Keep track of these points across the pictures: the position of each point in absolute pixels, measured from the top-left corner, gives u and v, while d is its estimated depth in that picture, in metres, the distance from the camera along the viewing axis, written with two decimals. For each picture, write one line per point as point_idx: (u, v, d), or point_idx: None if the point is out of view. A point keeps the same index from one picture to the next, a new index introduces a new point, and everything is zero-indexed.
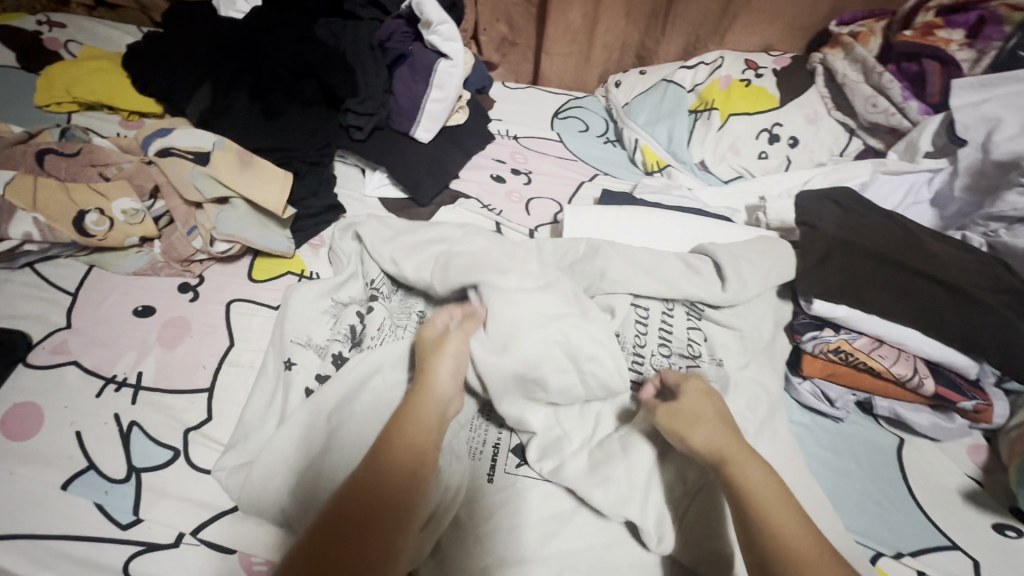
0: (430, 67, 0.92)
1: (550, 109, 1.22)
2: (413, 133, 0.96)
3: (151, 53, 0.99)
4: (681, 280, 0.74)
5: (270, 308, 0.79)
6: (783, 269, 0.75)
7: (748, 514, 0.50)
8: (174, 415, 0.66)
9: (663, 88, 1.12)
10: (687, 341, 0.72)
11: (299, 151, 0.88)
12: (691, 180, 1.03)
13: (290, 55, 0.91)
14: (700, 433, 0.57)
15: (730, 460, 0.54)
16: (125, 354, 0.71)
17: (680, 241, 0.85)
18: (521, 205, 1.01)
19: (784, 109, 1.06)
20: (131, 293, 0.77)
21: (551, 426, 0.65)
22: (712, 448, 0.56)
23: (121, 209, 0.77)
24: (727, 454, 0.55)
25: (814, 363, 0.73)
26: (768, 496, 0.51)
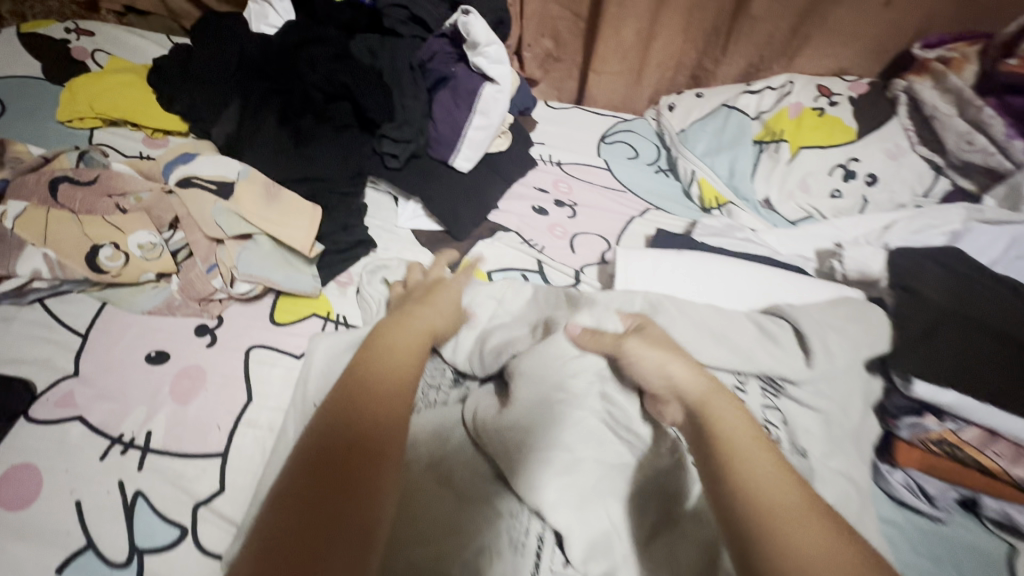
0: (474, 91, 0.84)
1: (595, 132, 1.13)
2: (453, 162, 0.89)
3: (180, 68, 0.93)
4: (757, 350, 0.65)
5: (292, 357, 0.72)
6: (874, 340, 0.65)
7: (717, 450, 0.45)
8: (184, 485, 0.60)
9: (723, 114, 1.03)
10: (763, 422, 0.62)
11: (330, 181, 0.82)
12: (755, 221, 0.93)
13: (324, 75, 0.85)
14: (679, 365, 0.54)
15: (707, 401, 0.50)
16: (134, 410, 0.64)
17: (751, 297, 0.75)
18: (565, 241, 0.92)
19: (861, 142, 0.95)
20: (144, 337, 0.71)
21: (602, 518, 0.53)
22: (691, 386, 0.52)
23: (137, 243, 0.71)
24: (705, 396, 0.50)
25: (910, 451, 0.63)
26: (739, 441, 0.45)
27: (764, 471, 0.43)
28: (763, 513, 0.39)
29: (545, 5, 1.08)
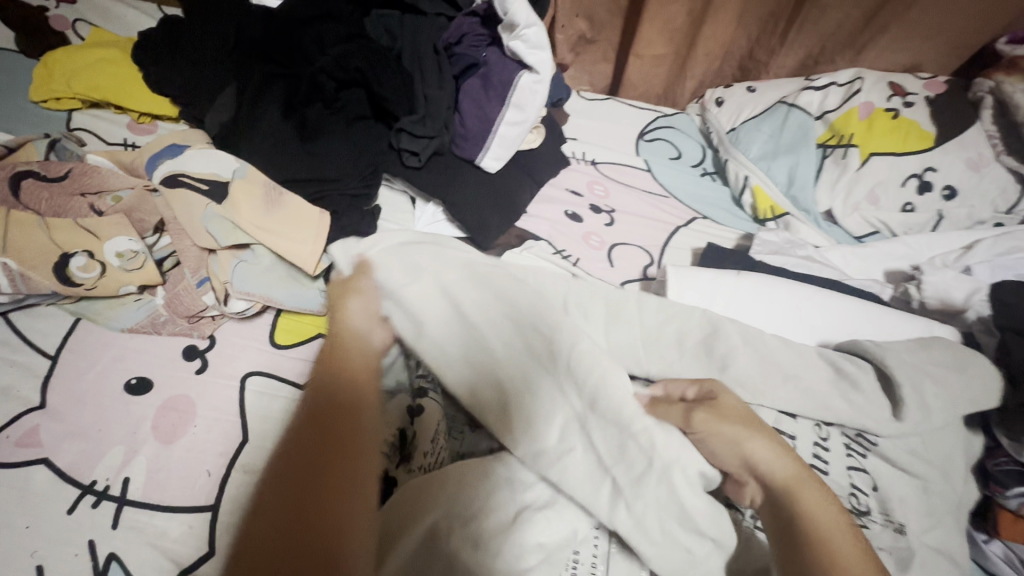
0: (510, 81, 0.72)
1: (633, 127, 1.02)
2: (479, 161, 0.77)
3: (166, 42, 0.81)
4: (833, 396, 0.54)
5: (294, 388, 0.62)
6: (980, 395, 0.55)
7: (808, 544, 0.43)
8: (165, 546, 0.50)
9: (783, 112, 0.91)
10: (849, 489, 0.53)
11: (340, 182, 0.71)
12: (817, 237, 0.83)
13: (335, 59, 0.72)
14: (759, 445, 0.48)
15: (797, 486, 0.46)
16: (109, 451, 0.55)
17: (822, 331, 0.65)
18: (602, 253, 0.82)
19: (940, 149, 0.84)
20: (123, 360, 0.61)
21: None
22: (781, 470, 0.46)
23: (115, 251, 0.61)
24: (795, 481, 0.46)
25: (1017, 525, 0.54)
26: (826, 523, 0.43)
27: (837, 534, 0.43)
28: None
29: None
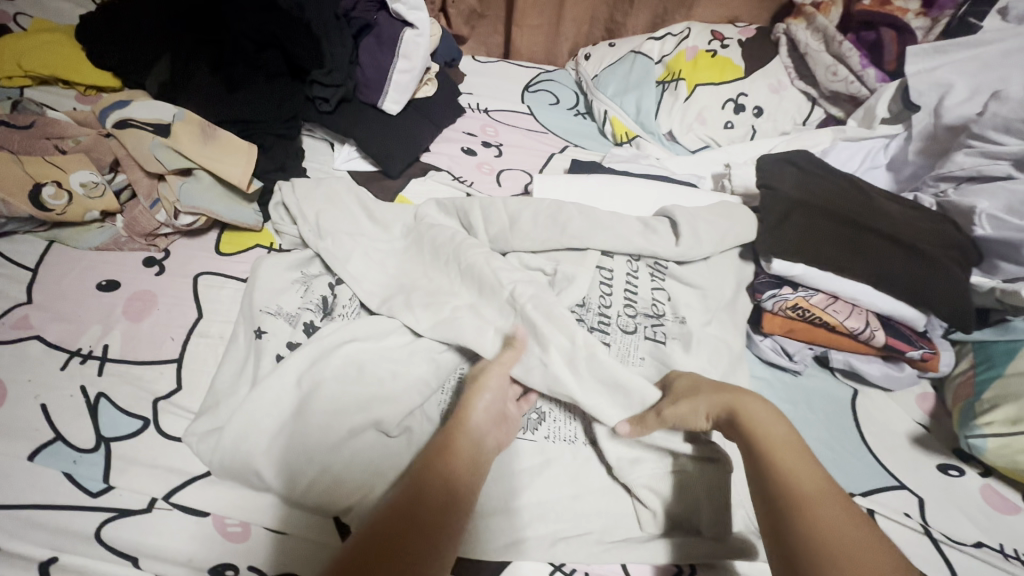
0: (396, 36, 0.92)
1: (520, 82, 1.22)
2: (380, 105, 0.96)
3: (106, 22, 0.95)
4: (638, 237, 0.76)
5: (239, 280, 0.78)
6: (741, 232, 0.78)
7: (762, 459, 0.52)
8: (142, 384, 0.66)
9: (631, 59, 1.13)
10: (652, 301, 0.74)
11: (264, 122, 0.88)
12: (660, 151, 1.05)
13: (251, 24, 0.89)
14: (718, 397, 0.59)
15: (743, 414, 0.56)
16: (90, 328, 0.70)
17: (646, 207, 0.86)
18: (492, 177, 1.01)
19: (748, 78, 1.08)
20: (94, 268, 0.76)
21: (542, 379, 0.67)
22: (722, 408, 0.57)
23: (79, 182, 0.76)
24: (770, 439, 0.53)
25: (774, 321, 0.76)
26: (780, 443, 0.52)
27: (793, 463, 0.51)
28: (806, 507, 0.47)
29: None
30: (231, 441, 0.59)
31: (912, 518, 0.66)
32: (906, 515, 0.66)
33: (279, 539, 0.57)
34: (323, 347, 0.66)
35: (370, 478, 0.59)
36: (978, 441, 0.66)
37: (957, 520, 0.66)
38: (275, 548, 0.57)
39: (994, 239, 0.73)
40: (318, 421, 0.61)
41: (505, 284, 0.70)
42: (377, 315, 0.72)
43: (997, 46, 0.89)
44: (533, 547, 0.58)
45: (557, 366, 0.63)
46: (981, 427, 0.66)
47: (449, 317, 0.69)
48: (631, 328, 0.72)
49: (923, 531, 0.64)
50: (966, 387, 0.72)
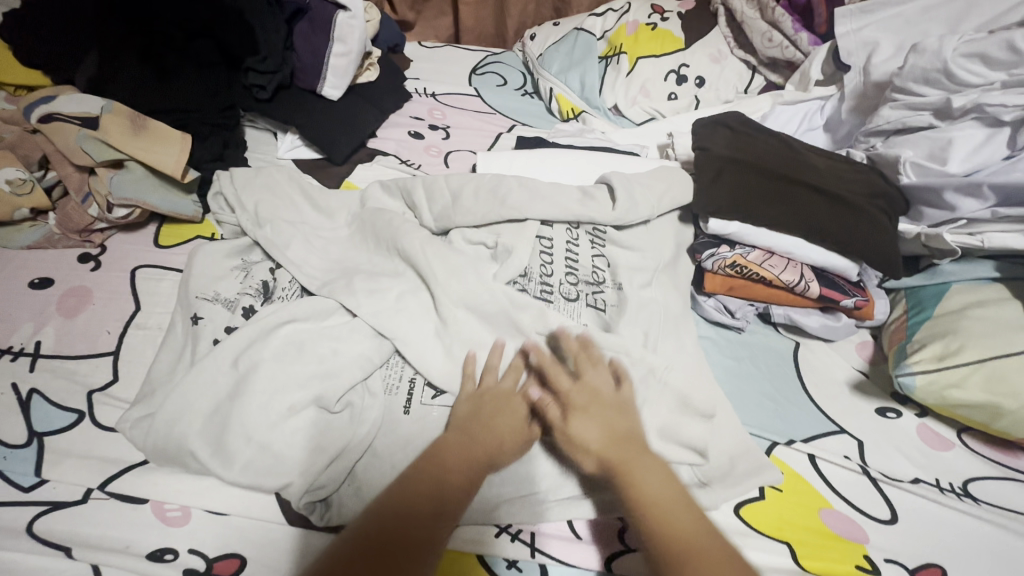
0: (329, 20, 0.92)
1: (468, 66, 1.22)
2: (320, 91, 0.96)
3: (30, 20, 0.93)
4: (576, 205, 0.77)
5: (178, 271, 0.77)
6: (677, 194, 0.79)
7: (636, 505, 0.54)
8: (77, 378, 0.65)
9: (574, 36, 1.14)
10: (593, 268, 0.75)
11: (198, 112, 0.86)
12: (606, 125, 1.06)
13: (181, 14, 0.88)
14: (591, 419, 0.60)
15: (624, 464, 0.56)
16: (22, 326, 0.69)
17: (588, 177, 0.87)
18: (439, 158, 1.01)
19: (689, 50, 1.09)
20: (27, 267, 0.75)
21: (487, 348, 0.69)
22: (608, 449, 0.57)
23: (5, 179, 0.74)
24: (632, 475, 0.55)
25: (714, 280, 0.77)
26: (661, 498, 0.54)
27: (655, 486, 0.55)
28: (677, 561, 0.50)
29: None
30: (164, 423, 0.58)
31: (851, 460, 0.68)
32: (845, 457, 0.68)
33: (219, 519, 0.57)
34: (263, 329, 0.66)
35: (313, 455, 0.59)
36: (907, 380, 0.67)
37: (895, 460, 0.69)
38: (215, 530, 0.56)
39: (918, 186, 0.75)
40: (254, 403, 0.60)
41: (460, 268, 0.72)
42: (316, 295, 0.71)
43: (918, 4, 0.92)
44: (477, 512, 0.59)
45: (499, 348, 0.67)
46: (909, 365, 0.67)
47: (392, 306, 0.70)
48: (573, 295, 0.73)
49: (861, 471, 0.66)
50: (899, 331, 0.74)
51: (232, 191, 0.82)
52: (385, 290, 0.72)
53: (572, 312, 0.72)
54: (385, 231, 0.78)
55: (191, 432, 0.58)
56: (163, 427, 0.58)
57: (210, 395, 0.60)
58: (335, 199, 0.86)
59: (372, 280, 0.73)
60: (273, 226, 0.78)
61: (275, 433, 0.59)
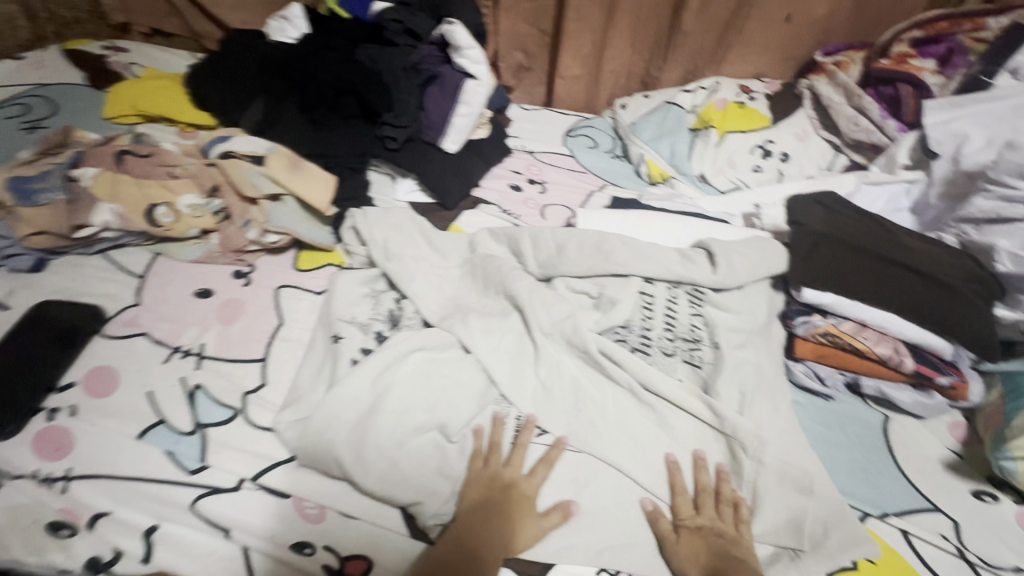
0: (459, 85, 1.05)
1: (562, 128, 1.34)
2: (441, 144, 1.08)
3: (210, 71, 1.10)
4: (677, 265, 0.84)
5: (314, 293, 0.87)
6: (772, 263, 0.85)
7: None
8: (233, 379, 0.74)
9: (665, 109, 1.24)
10: (690, 326, 0.82)
11: (340, 157, 1.00)
12: (693, 192, 1.14)
13: (335, 74, 1.02)
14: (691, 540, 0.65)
15: None
16: (189, 329, 0.79)
17: (681, 240, 0.94)
18: (537, 211, 1.10)
19: (776, 128, 1.17)
20: (192, 278, 0.87)
21: (594, 402, 0.75)
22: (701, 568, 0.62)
23: (186, 203, 0.88)
24: None
25: (806, 346, 0.81)
26: None
27: None
28: None
29: (515, 24, 1.30)
30: (313, 428, 0.66)
31: (948, 540, 0.69)
32: (942, 537, 0.69)
33: (350, 523, 0.64)
34: (393, 356, 0.74)
35: (433, 482, 0.66)
36: (1008, 465, 0.69)
37: (995, 545, 0.68)
38: (347, 532, 0.63)
39: (1015, 274, 0.79)
40: (390, 421, 0.68)
41: (568, 317, 0.80)
42: (438, 329, 0.80)
43: (1011, 102, 0.97)
44: (583, 553, 0.64)
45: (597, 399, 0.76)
46: (1011, 451, 0.70)
47: (505, 347, 0.79)
48: (670, 351, 0.80)
49: (958, 553, 0.67)
50: (995, 416, 0.75)
51: (360, 233, 0.93)
52: (498, 330, 0.80)
53: (668, 364, 0.79)
54: (499, 275, 0.86)
55: (336, 439, 0.66)
56: (305, 438, 0.66)
57: (351, 410, 0.68)
58: (450, 242, 0.95)
59: (486, 319, 0.81)
60: (399, 260, 0.88)
61: (403, 451, 0.67)
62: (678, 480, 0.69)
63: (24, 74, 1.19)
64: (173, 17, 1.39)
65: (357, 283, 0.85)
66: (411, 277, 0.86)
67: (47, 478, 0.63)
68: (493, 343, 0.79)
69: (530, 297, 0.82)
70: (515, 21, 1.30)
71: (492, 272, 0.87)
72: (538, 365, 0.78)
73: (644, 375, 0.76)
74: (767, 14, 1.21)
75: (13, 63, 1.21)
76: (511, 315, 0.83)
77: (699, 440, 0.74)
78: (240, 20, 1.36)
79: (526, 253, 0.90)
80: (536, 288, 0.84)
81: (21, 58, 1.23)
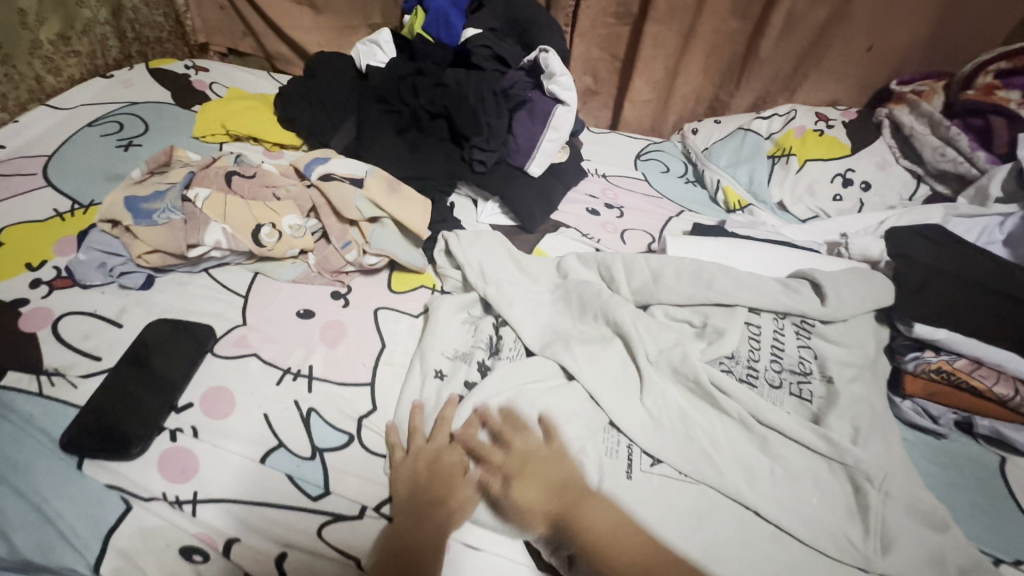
0: (548, 111, 1.06)
1: (631, 152, 1.34)
2: (527, 169, 1.08)
3: (300, 93, 1.12)
4: (782, 296, 0.83)
5: (412, 316, 0.88)
6: (879, 296, 0.83)
7: None
8: (344, 403, 0.75)
9: (741, 135, 1.24)
10: (799, 358, 0.80)
11: (433, 180, 1.02)
12: (775, 221, 1.13)
13: (428, 99, 1.05)
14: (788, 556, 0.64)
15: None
16: (296, 350, 0.80)
17: (776, 269, 0.93)
18: (617, 235, 1.10)
19: (856, 156, 1.17)
20: (292, 298, 0.88)
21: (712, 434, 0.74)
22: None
23: (289, 224, 0.88)
24: None
25: (915, 382, 0.80)
26: None
27: None
28: None
29: (589, 50, 1.32)
30: (427, 462, 0.68)
31: None
32: None
33: (475, 553, 0.64)
34: (505, 388, 0.75)
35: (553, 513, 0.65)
36: None
37: None
38: (473, 562, 0.63)
39: None
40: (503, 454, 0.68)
41: (675, 346, 0.80)
42: (537, 358, 0.80)
43: None
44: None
45: (712, 430, 0.74)
46: None
47: (613, 375, 0.78)
48: (778, 383, 0.79)
49: None
50: None
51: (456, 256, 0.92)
52: (604, 358, 0.79)
53: (778, 396, 0.78)
54: (601, 303, 0.85)
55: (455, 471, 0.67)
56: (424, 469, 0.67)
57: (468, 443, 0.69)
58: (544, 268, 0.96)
59: (589, 346, 0.81)
60: (496, 284, 0.88)
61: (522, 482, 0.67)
62: (803, 513, 0.68)
63: (114, 92, 1.22)
64: (250, 38, 1.42)
65: (457, 309, 0.86)
66: (511, 303, 0.85)
67: (176, 500, 0.63)
68: (600, 370, 0.78)
69: (635, 324, 0.82)
70: (588, 47, 1.32)
71: (589, 299, 0.87)
72: (649, 395, 0.76)
73: (758, 408, 0.75)
74: (850, 40, 1.20)
75: (101, 81, 1.23)
76: (614, 343, 0.82)
77: (818, 476, 0.71)
78: (318, 43, 1.37)
79: (622, 279, 0.90)
80: (638, 317, 0.83)
81: (110, 75, 1.27)
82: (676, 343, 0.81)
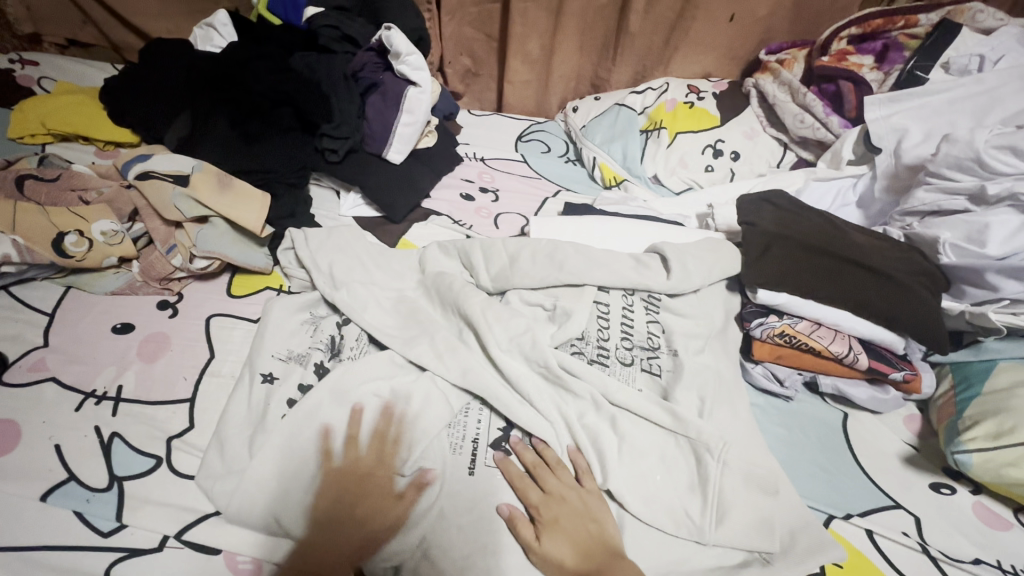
0: (400, 93, 1.00)
1: (513, 133, 1.30)
2: (385, 154, 1.03)
3: (130, 87, 1.02)
4: (631, 272, 0.82)
5: (250, 321, 0.81)
6: (726, 265, 0.84)
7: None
8: (156, 424, 0.68)
9: (615, 111, 1.22)
10: (648, 334, 0.79)
11: (277, 173, 0.94)
12: (647, 193, 1.12)
13: (269, 85, 0.96)
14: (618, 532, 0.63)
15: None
16: (104, 369, 0.72)
17: (634, 244, 0.92)
18: (489, 220, 1.06)
19: (724, 126, 1.17)
20: (108, 312, 0.79)
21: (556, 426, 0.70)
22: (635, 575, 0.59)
23: (99, 230, 0.80)
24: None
25: (763, 347, 0.80)
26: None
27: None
28: None
29: (460, 28, 1.27)
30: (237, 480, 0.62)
31: (909, 537, 0.68)
32: (903, 533, 0.68)
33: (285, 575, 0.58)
34: (335, 391, 0.70)
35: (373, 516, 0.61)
36: (963, 457, 0.69)
37: (955, 539, 0.68)
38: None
39: (959, 266, 0.79)
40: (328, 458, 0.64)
41: (524, 331, 0.77)
42: (387, 351, 0.76)
43: (944, 95, 1.00)
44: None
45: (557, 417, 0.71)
46: (965, 443, 0.70)
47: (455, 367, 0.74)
48: (629, 360, 0.77)
49: (921, 549, 0.66)
50: (948, 407, 0.76)
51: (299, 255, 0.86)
52: (449, 351, 0.75)
53: (628, 373, 0.76)
54: (450, 293, 0.81)
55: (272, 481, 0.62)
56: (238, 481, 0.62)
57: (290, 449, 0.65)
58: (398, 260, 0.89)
59: (434, 339, 0.77)
60: (340, 281, 0.83)
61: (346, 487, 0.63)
62: (642, 490, 0.67)
63: None
64: (91, 27, 1.29)
65: (296, 311, 0.80)
66: (353, 300, 0.80)
67: None
68: (442, 363, 0.74)
69: (483, 309, 0.78)
70: (459, 25, 1.26)
71: (441, 288, 0.82)
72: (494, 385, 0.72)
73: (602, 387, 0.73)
74: (711, 11, 1.20)
75: None
76: (462, 334, 0.78)
77: (663, 452, 0.70)
78: (166, 29, 1.26)
79: (477, 265, 0.86)
80: (489, 306, 0.79)
81: None
82: (525, 328, 0.77)
